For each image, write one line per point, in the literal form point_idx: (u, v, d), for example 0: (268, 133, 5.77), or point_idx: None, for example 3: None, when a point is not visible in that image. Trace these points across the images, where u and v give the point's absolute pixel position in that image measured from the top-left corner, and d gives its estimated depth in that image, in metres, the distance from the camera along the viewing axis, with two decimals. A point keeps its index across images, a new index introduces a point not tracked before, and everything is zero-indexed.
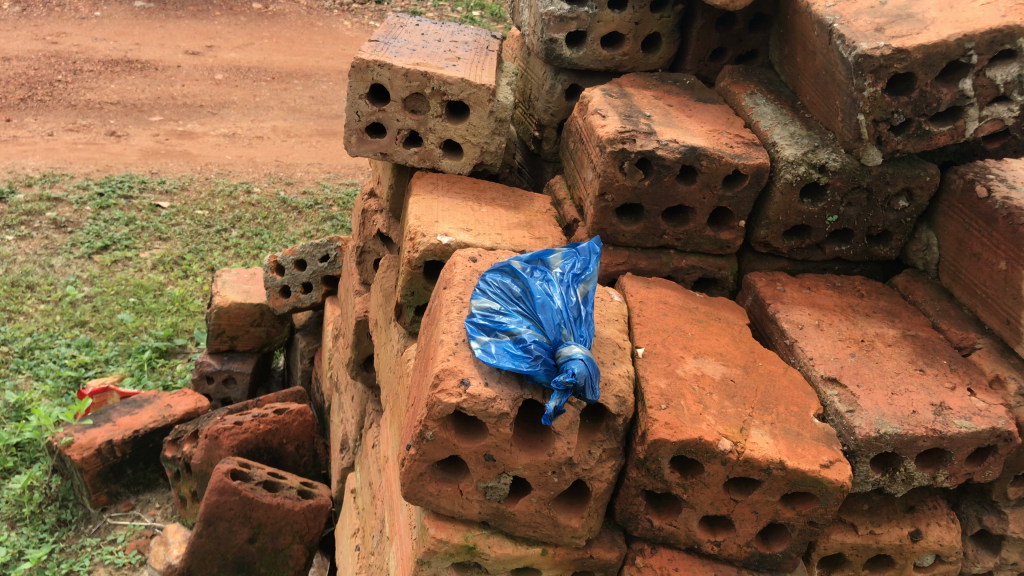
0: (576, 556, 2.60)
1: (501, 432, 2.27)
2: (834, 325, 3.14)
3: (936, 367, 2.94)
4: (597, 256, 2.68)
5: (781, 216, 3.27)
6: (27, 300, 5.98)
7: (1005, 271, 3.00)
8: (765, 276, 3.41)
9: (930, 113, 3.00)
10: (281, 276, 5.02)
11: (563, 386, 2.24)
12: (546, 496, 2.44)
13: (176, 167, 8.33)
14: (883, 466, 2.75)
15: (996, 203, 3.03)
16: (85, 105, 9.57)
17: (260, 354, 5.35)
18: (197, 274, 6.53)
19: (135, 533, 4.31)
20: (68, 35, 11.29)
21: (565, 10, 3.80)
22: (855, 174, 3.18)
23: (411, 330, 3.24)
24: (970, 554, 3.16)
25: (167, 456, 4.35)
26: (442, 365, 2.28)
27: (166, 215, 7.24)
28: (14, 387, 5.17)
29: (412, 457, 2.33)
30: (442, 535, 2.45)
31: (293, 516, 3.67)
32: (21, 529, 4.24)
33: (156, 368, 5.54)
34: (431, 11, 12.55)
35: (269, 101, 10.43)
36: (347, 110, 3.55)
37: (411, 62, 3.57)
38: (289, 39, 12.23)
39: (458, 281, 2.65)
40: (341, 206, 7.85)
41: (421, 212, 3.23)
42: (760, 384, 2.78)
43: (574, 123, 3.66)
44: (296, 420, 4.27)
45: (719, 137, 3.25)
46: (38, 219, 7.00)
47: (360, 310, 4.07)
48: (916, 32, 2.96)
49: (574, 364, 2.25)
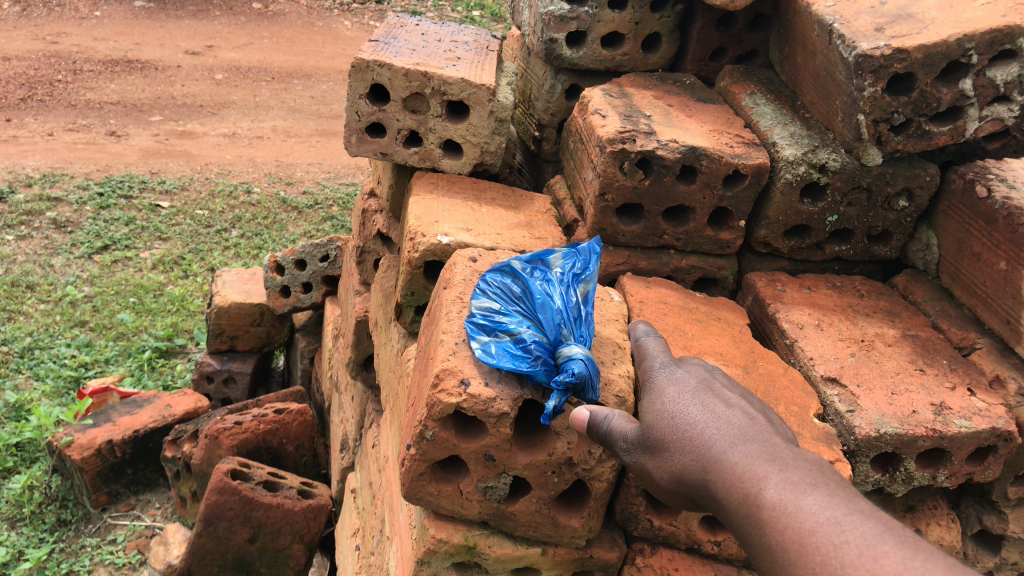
0: (576, 556, 2.59)
1: (501, 432, 2.27)
2: (834, 325, 3.14)
3: (936, 367, 2.93)
4: (598, 255, 2.67)
5: (781, 216, 3.27)
6: (27, 300, 5.99)
7: (1005, 271, 3.00)
8: (765, 276, 3.41)
9: (930, 114, 3.00)
10: (281, 276, 5.01)
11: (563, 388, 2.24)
12: (546, 495, 2.43)
13: (176, 167, 8.33)
14: (882, 466, 2.75)
15: (996, 203, 3.03)
16: (86, 105, 9.58)
17: (261, 354, 5.36)
18: (197, 274, 6.53)
19: (135, 533, 4.31)
20: (68, 35, 11.30)
21: (565, 10, 3.80)
22: (856, 174, 3.18)
23: (411, 331, 3.24)
24: (970, 554, 3.16)
25: (167, 456, 4.35)
26: (443, 365, 2.28)
27: (166, 215, 7.24)
28: (14, 387, 5.17)
29: (412, 457, 2.32)
30: (442, 534, 2.45)
31: (293, 516, 3.66)
32: (21, 529, 4.25)
33: (156, 368, 5.54)
34: (431, 11, 12.53)
35: (269, 101, 10.44)
36: (347, 110, 3.55)
37: (411, 62, 3.57)
38: (290, 39, 12.23)
39: (459, 281, 2.65)
40: (341, 206, 7.86)
41: (422, 212, 3.22)
42: (759, 384, 2.78)
43: (574, 123, 3.67)
44: (296, 420, 4.27)
45: (719, 137, 3.25)
46: (38, 219, 7.00)
47: (360, 310, 4.08)
48: (915, 31, 2.96)
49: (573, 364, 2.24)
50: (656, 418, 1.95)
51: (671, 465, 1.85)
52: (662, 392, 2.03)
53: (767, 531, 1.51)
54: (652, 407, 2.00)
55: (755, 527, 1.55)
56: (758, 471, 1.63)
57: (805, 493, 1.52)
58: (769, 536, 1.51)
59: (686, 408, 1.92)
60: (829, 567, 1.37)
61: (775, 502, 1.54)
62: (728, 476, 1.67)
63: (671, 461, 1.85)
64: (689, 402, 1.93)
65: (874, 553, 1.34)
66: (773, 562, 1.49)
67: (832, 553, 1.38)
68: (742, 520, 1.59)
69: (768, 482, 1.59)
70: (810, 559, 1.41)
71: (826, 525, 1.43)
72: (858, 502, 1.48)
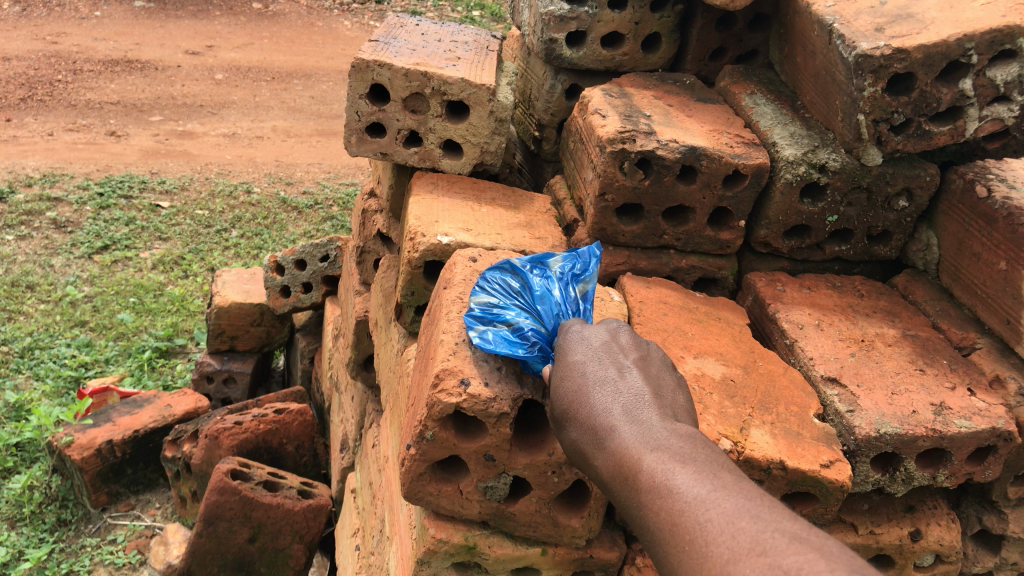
0: (576, 556, 2.59)
1: (501, 432, 2.27)
2: (834, 325, 3.14)
3: (936, 367, 2.93)
4: (598, 260, 2.60)
5: (781, 216, 3.28)
6: (27, 300, 5.99)
7: (1005, 271, 2.99)
8: (765, 276, 3.41)
9: (930, 114, 3.00)
10: (281, 276, 5.01)
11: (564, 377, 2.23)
12: (546, 496, 2.43)
13: (176, 167, 8.33)
14: (882, 466, 2.74)
15: (996, 203, 3.02)
16: (86, 105, 9.58)
17: (261, 354, 5.37)
18: (197, 274, 6.53)
19: (135, 533, 4.31)
20: (68, 35, 11.30)
21: (565, 10, 3.81)
22: (855, 174, 3.18)
23: (411, 331, 3.24)
24: (970, 555, 3.16)
25: (167, 456, 4.35)
26: (443, 365, 2.28)
27: (167, 215, 7.24)
28: (14, 387, 5.17)
29: (412, 457, 2.32)
30: (442, 534, 2.45)
31: (293, 516, 3.66)
32: (21, 529, 4.25)
33: (156, 368, 5.53)
34: (431, 11, 12.54)
35: (269, 101, 10.44)
36: (347, 110, 3.55)
37: (411, 62, 3.57)
38: (290, 39, 12.23)
39: (458, 281, 2.65)
40: (341, 206, 7.86)
41: (421, 212, 3.22)
42: (760, 384, 2.78)
43: (574, 123, 3.67)
44: (296, 420, 4.27)
45: (719, 137, 3.26)
46: (39, 219, 7.01)
47: (360, 310, 4.08)
48: (916, 31, 2.96)
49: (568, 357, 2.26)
50: (556, 386, 1.96)
51: (567, 437, 1.88)
52: (558, 355, 2.01)
53: (644, 511, 1.58)
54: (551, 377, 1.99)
55: (636, 506, 1.61)
56: (638, 452, 1.68)
57: (677, 473, 1.58)
58: (647, 517, 1.58)
59: (575, 376, 1.92)
60: (696, 546, 1.45)
61: (651, 484, 1.59)
62: (614, 457, 1.72)
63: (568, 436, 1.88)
64: (581, 368, 1.93)
65: (734, 529, 1.42)
66: (650, 540, 1.57)
67: (698, 533, 1.46)
68: (624, 499, 1.65)
69: (644, 463, 1.64)
70: (681, 538, 1.48)
71: (692, 505, 1.50)
72: (722, 476, 1.56)
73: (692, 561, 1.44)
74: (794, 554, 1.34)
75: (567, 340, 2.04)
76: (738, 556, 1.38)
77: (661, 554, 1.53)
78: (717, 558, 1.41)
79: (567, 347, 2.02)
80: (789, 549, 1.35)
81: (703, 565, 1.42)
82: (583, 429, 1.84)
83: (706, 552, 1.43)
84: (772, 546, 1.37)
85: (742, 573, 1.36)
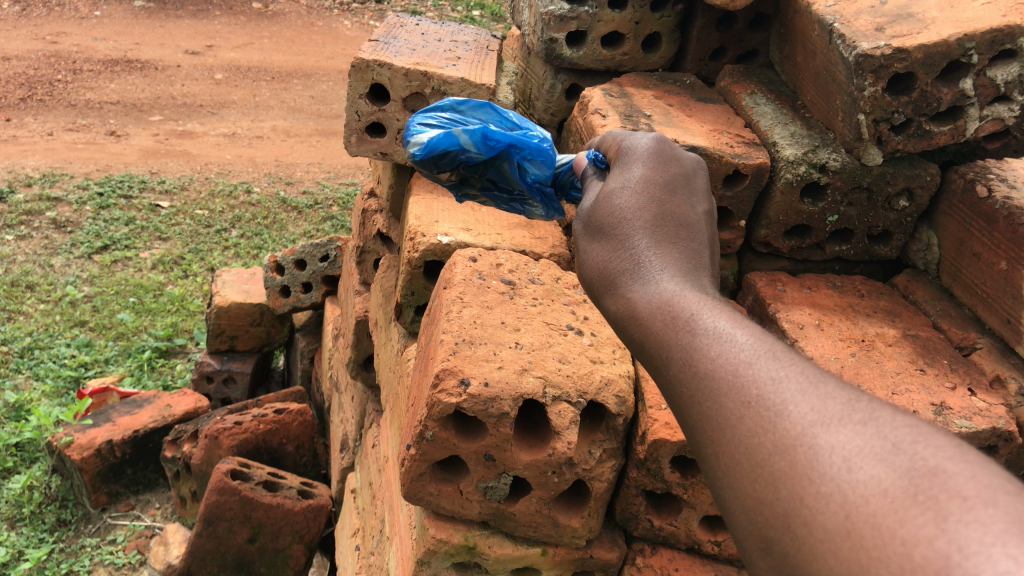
0: (576, 556, 2.59)
1: (501, 432, 2.27)
2: (834, 325, 3.11)
3: (936, 367, 2.91)
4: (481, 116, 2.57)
5: (782, 216, 3.28)
6: (27, 300, 5.99)
7: (1005, 271, 2.99)
8: (765, 276, 3.40)
9: (930, 113, 3.00)
10: (281, 276, 5.01)
11: (605, 157, 1.92)
12: (546, 496, 2.42)
13: (176, 167, 8.33)
14: None
15: (996, 203, 3.02)
16: (86, 105, 9.57)
17: (260, 354, 5.37)
18: (196, 274, 6.53)
19: (135, 533, 4.31)
20: (68, 35, 11.30)
21: (565, 10, 3.81)
22: (855, 174, 3.18)
23: (411, 331, 3.24)
24: None
25: (167, 455, 4.35)
26: (443, 365, 2.26)
27: (166, 215, 7.24)
28: (14, 387, 5.17)
29: (411, 457, 2.32)
30: (442, 534, 2.45)
31: (293, 516, 3.65)
32: (21, 529, 4.25)
33: (156, 368, 5.53)
34: (431, 11, 12.53)
35: (269, 101, 10.43)
36: (347, 110, 3.55)
37: (411, 62, 3.58)
38: (289, 39, 12.22)
39: (458, 281, 2.62)
40: (341, 206, 7.85)
41: (421, 212, 3.20)
42: None
43: (574, 123, 3.66)
44: (296, 420, 4.27)
45: (719, 137, 3.28)
46: (38, 219, 7.01)
47: (360, 310, 4.09)
48: (916, 31, 2.96)
49: (589, 150, 1.99)
50: (609, 206, 1.57)
51: (604, 261, 1.49)
52: (621, 178, 1.63)
53: (693, 355, 1.16)
54: (605, 196, 1.61)
55: (680, 348, 1.19)
56: (695, 295, 1.28)
57: (749, 324, 1.17)
58: (692, 362, 1.16)
59: (636, 203, 1.54)
60: (765, 404, 1.03)
61: (709, 326, 1.18)
62: (660, 291, 1.32)
63: (606, 257, 1.49)
64: (645, 196, 1.55)
65: (820, 392, 1.00)
66: (685, 389, 1.15)
67: (768, 387, 1.04)
68: (664, 337, 1.23)
69: (705, 305, 1.24)
70: (743, 392, 1.06)
71: (765, 356, 1.09)
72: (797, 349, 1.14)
73: (757, 418, 1.03)
74: (903, 428, 0.92)
75: (628, 167, 1.66)
76: (825, 419, 0.96)
77: (707, 408, 1.11)
78: (791, 424, 0.99)
79: (623, 176, 1.63)
80: (896, 421, 0.94)
81: (772, 425, 1.00)
82: (626, 257, 1.44)
83: (780, 410, 1.01)
84: (872, 416, 0.95)
85: (831, 438, 0.94)
